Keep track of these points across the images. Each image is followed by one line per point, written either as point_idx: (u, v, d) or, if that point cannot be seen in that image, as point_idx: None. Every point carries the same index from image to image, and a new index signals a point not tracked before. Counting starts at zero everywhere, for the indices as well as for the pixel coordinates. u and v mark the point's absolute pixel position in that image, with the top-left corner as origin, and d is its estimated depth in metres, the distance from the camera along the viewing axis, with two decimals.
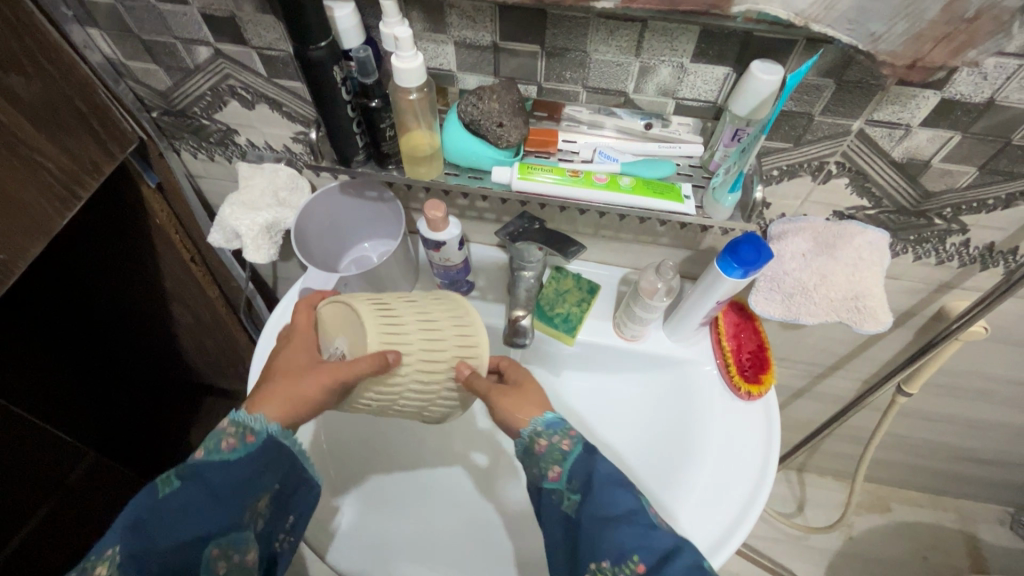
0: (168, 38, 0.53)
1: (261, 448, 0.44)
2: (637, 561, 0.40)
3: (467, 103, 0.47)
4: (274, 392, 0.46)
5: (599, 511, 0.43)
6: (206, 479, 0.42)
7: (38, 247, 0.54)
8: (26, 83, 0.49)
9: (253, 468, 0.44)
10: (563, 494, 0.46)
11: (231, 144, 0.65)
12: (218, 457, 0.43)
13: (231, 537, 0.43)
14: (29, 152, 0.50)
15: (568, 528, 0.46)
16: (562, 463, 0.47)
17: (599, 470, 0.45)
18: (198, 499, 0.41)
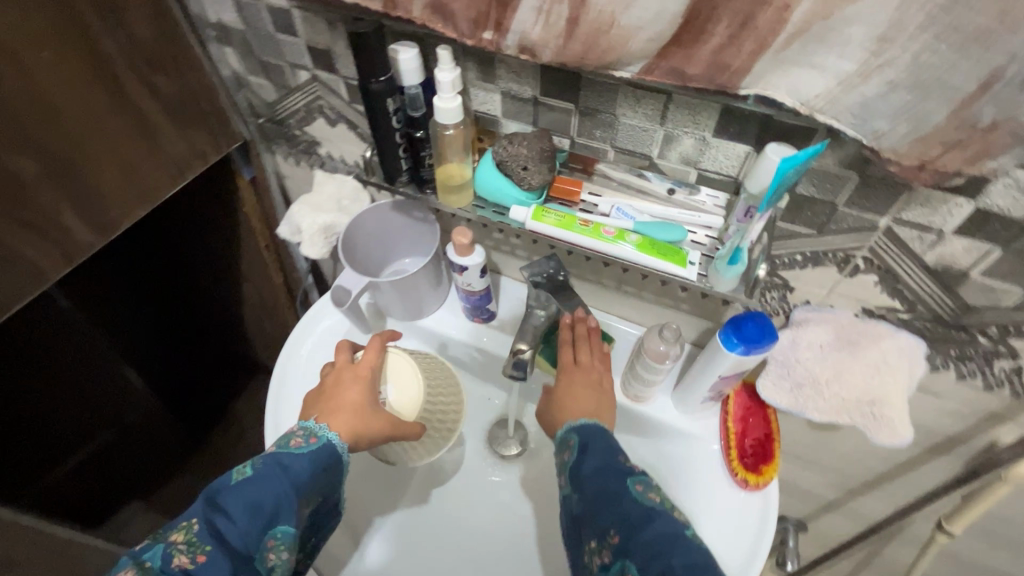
0: (280, 61, 0.64)
1: (318, 451, 0.48)
2: (614, 535, 0.43)
3: (500, 145, 0.53)
4: (341, 415, 0.51)
5: (589, 502, 0.46)
6: (276, 473, 0.45)
7: (143, 210, 0.66)
8: (167, 82, 0.62)
9: (317, 467, 0.47)
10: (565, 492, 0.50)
11: (314, 154, 0.76)
12: (290, 454, 0.47)
13: (289, 529, 0.45)
14: (154, 133, 0.63)
15: (570, 521, 0.49)
16: (564, 470, 0.51)
17: (587, 464, 0.48)
18: (268, 482, 0.45)
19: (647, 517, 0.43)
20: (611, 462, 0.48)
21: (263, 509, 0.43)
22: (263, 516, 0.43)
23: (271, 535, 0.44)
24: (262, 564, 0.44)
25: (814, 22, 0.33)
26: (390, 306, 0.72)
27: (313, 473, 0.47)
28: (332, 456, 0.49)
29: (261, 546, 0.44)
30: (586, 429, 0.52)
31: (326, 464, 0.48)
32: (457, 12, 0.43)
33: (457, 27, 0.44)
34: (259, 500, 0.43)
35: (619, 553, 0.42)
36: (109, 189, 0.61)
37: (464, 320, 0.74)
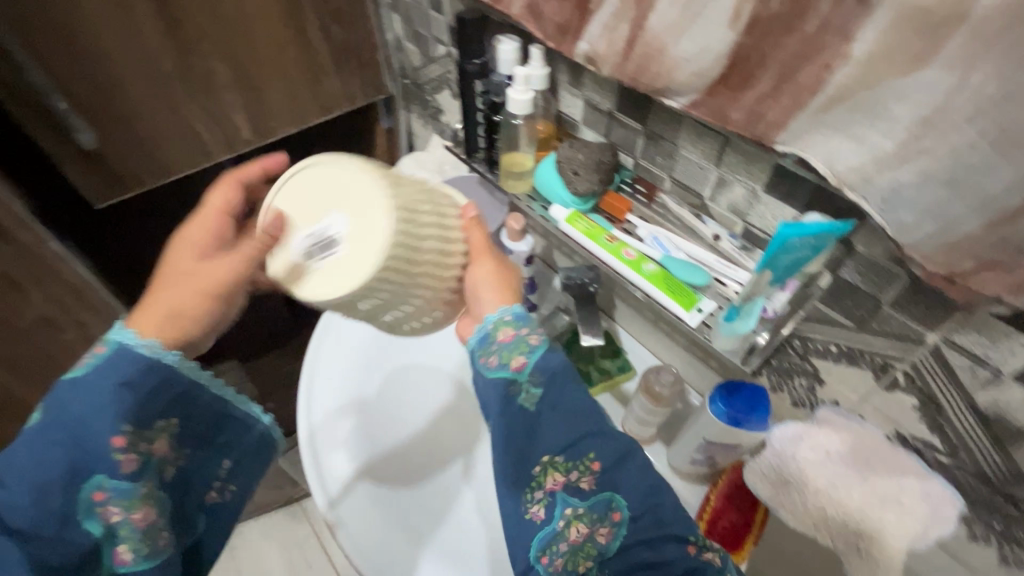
0: (428, 34, 0.75)
1: (116, 356, 0.39)
2: (593, 457, 0.43)
3: (563, 147, 0.56)
4: (154, 308, 0.42)
5: (564, 404, 0.43)
6: (62, 418, 0.38)
7: (292, 128, 0.81)
8: (339, 31, 0.76)
9: (119, 380, 0.39)
10: (521, 387, 0.43)
11: (437, 120, 0.86)
12: (78, 381, 0.39)
13: (117, 479, 0.38)
14: (317, 68, 0.77)
15: (521, 426, 0.43)
16: (529, 355, 0.43)
17: (562, 375, 0.44)
18: (58, 432, 0.38)
19: (626, 450, 0.43)
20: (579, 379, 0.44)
21: (53, 466, 0.37)
22: (64, 470, 0.38)
23: (95, 483, 0.38)
24: (100, 519, 0.39)
25: (854, 90, 0.31)
26: None
27: (120, 394, 0.39)
28: (136, 358, 0.40)
29: (88, 497, 0.38)
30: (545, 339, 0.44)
31: (131, 372, 0.39)
32: (546, 16, 0.47)
33: (544, 28, 0.48)
34: (44, 458, 0.38)
35: (602, 480, 0.42)
36: (272, 103, 0.76)
37: None
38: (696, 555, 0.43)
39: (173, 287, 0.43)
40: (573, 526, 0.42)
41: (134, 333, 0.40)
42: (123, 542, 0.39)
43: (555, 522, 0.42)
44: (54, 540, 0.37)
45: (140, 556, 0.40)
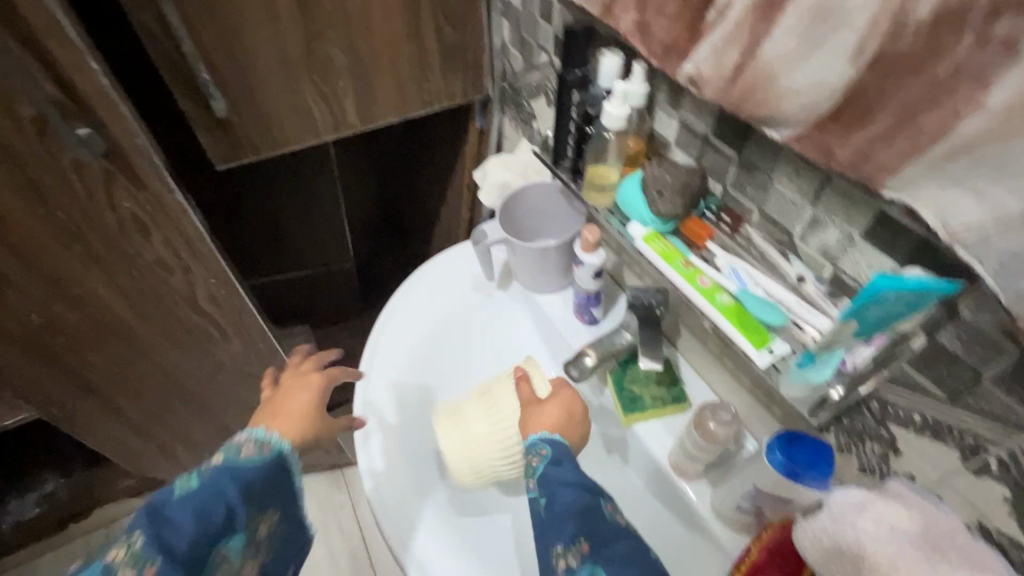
0: (533, 42, 0.77)
1: (263, 459, 0.53)
2: (583, 541, 0.47)
3: (651, 166, 0.55)
4: (285, 421, 0.56)
5: (561, 504, 0.49)
6: (222, 480, 0.49)
7: (393, 117, 0.86)
8: (450, 31, 0.79)
9: (250, 481, 0.51)
10: (531, 488, 0.53)
11: (529, 125, 0.88)
12: (237, 460, 0.51)
13: (234, 541, 0.50)
14: (425, 64, 0.81)
15: (537, 520, 0.51)
16: (530, 476, 0.53)
17: (556, 475, 0.51)
18: (199, 498, 0.48)
19: (612, 536, 0.48)
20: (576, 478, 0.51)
21: (211, 517, 0.48)
22: (207, 526, 0.47)
23: (223, 544, 0.49)
24: (212, 568, 0.49)
25: (984, 141, 0.29)
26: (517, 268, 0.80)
27: (247, 482, 0.51)
28: (279, 465, 0.54)
29: (213, 551, 0.48)
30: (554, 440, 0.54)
31: (256, 475, 0.52)
32: (654, 35, 0.47)
33: (651, 47, 0.48)
34: (205, 510, 0.47)
35: (587, 560, 0.47)
36: (380, 92, 0.81)
37: (569, 314, 0.78)
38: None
39: (297, 400, 0.59)
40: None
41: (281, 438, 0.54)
42: None
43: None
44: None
45: None
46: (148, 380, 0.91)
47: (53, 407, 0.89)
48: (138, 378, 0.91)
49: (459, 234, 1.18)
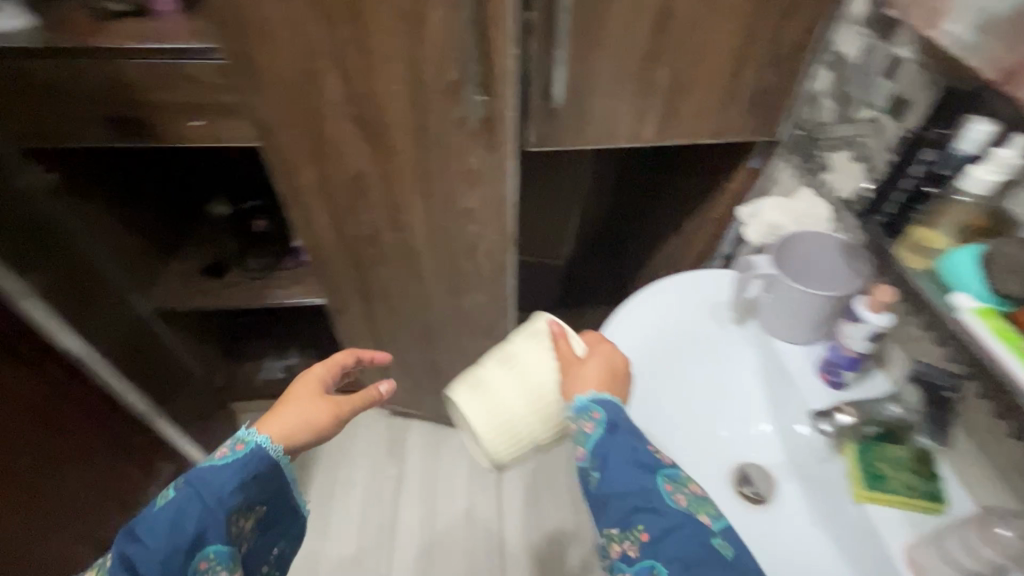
0: (860, 96, 0.78)
1: (249, 456, 0.62)
2: (642, 529, 0.51)
3: (1001, 241, 0.52)
4: (274, 424, 0.66)
5: (620, 484, 0.53)
6: (197, 490, 0.59)
7: (681, 139, 0.92)
8: (771, 73, 0.83)
9: (247, 474, 0.61)
10: (588, 473, 0.56)
11: (813, 175, 0.88)
12: (214, 465, 0.61)
13: (220, 548, 0.58)
14: (733, 97, 0.86)
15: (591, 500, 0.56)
16: (581, 443, 0.56)
17: (612, 455, 0.54)
18: (183, 503, 0.58)
19: (676, 522, 0.50)
20: (631, 460, 0.54)
21: (184, 527, 0.57)
22: (185, 533, 0.57)
23: (206, 552, 0.58)
24: None
25: None
26: (767, 311, 0.80)
27: (236, 480, 0.60)
28: (262, 458, 0.63)
29: (195, 566, 0.57)
30: (608, 406, 0.57)
31: (246, 466, 0.61)
32: None
33: None
34: (181, 528, 0.57)
35: (646, 550, 0.50)
36: (681, 114, 0.88)
37: (814, 372, 0.78)
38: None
39: (293, 413, 0.68)
40: None
41: (263, 438, 0.64)
42: None
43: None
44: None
45: None
46: (405, 304, 1.10)
47: (336, 302, 1.12)
48: (400, 301, 1.10)
49: (686, 259, 1.22)
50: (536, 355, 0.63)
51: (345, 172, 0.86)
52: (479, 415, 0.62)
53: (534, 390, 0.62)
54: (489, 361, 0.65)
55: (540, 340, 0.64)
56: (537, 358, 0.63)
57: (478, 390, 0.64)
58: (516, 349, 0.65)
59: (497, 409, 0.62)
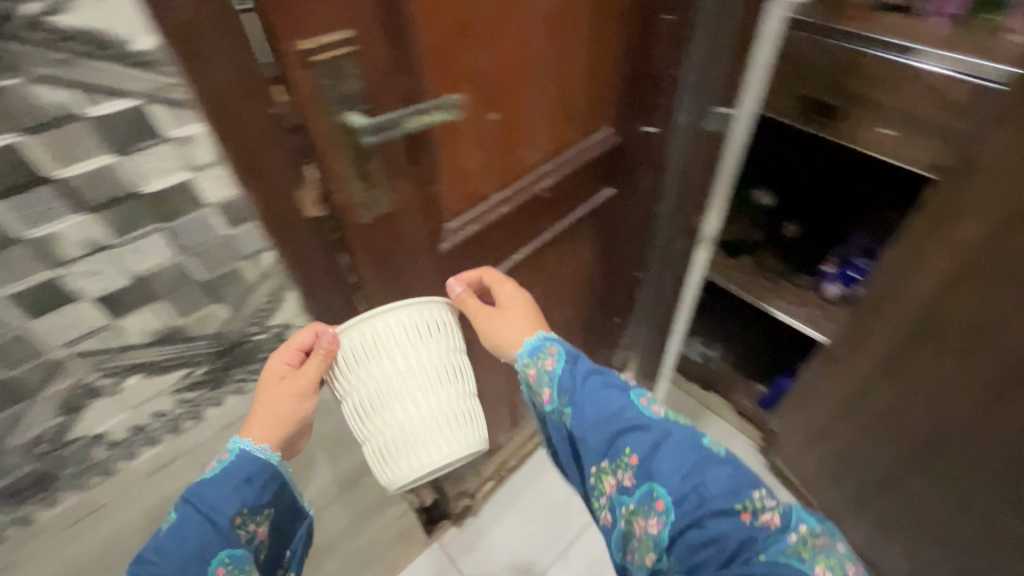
0: None
1: (234, 463, 0.51)
2: (631, 453, 0.53)
3: None
4: (256, 423, 0.54)
5: (596, 411, 0.56)
6: (197, 505, 0.49)
7: None
8: None
9: (239, 478, 0.51)
10: (558, 408, 0.59)
11: None
12: (207, 479, 0.51)
13: (238, 552, 0.49)
14: None
15: (570, 435, 0.59)
16: (548, 382, 0.60)
17: (583, 388, 0.58)
18: (191, 520, 0.48)
19: (657, 433, 0.54)
20: (603, 386, 0.57)
21: (190, 543, 0.47)
22: (189, 555, 0.47)
23: (221, 560, 0.48)
24: None
25: None
26: None
27: (234, 484, 0.51)
28: (253, 458, 0.52)
29: None
30: (563, 347, 0.61)
31: (254, 467, 0.52)
32: None
33: None
34: (182, 540, 0.47)
35: (640, 476, 0.53)
36: None
37: None
38: (750, 523, 0.49)
39: (272, 409, 0.54)
40: (634, 518, 0.53)
41: (248, 444, 0.53)
42: None
43: (622, 519, 0.55)
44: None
45: None
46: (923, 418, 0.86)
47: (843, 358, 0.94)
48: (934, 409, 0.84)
49: None
50: (412, 371, 0.56)
51: (1015, 257, 0.65)
52: (437, 441, 0.56)
53: (439, 378, 0.57)
54: (349, 379, 0.56)
55: (420, 330, 0.56)
56: (425, 348, 0.56)
57: (410, 440, 0.56)
58: (375, 369, 0.55)
59: (404, 439, 0.56)
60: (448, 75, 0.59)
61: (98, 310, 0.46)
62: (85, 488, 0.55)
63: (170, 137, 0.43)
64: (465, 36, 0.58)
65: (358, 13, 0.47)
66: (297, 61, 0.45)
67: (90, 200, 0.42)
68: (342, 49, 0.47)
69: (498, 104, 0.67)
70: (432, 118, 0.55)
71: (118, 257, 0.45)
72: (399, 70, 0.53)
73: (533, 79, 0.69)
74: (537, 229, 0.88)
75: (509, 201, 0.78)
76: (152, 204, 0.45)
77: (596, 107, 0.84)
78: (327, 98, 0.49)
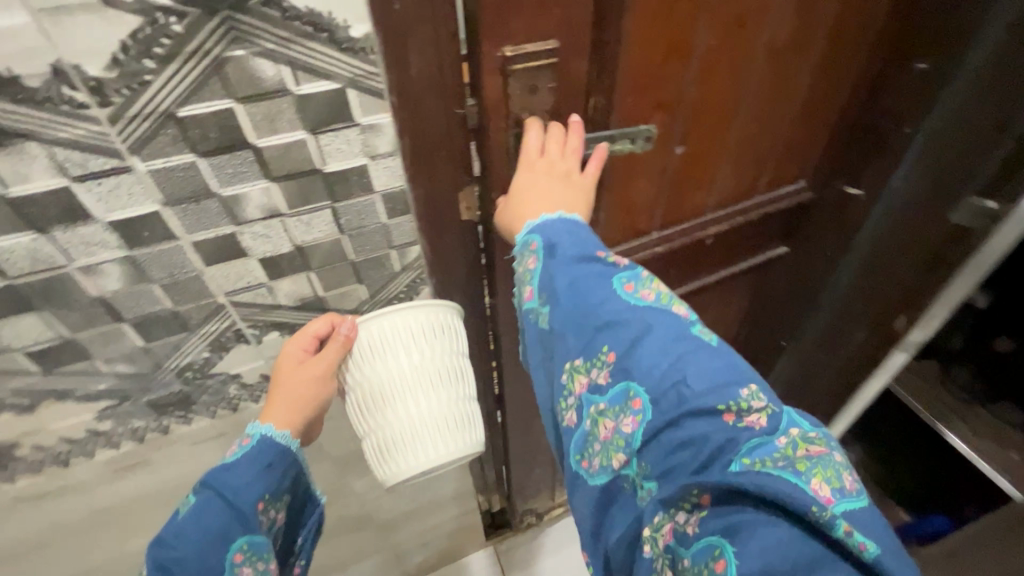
0: None
1: (256, 450, 0.51)
2: (608, 351, 0.41)
3: None
4: (275, 409, 0.52)
5: (572, 307, 0.43)
6: (220, 489, 0.49)
7: None
8: None
9: (261, 464, 0.51)
10: (539, 311, 0.46)
11: None
12: (228, 464, 0.50)
13: (256, 540, 0.50)
14: None
15: (547, 339, 0.45)
16: (526, 279, 0.46)
17: (565, 279, 0.44)
18: (213, 505, 0.48)
19: (641, 330, 0.41)
20: (586, 270, 0.44)
21: (212, 526, 0.48)
22: (211, 537, 0.47)
23: (239, 546, 0.49)
24: None
25: None
26: None
27: (256, 470, 0.50)
28: (272, 444, 0.51)
29: (234, 568, 0.48)
30: (547, 230, 0.46)
31: (274, 455, 0.52)
32: None
33: None
34: (204, 524, 0.48)
35: (618, 374, 0.40)
36: None
37: None
38: (733, 428, 0.37)
39: (288, 393, 0.51)
40: (603, 427, 0.41)
41: (268, 431, 0.52)
42: None
43: (586, 421, 0.42)
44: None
45: None
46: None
47: None
48: None
49: None
50: (418, 368, 0.51)
51: None
52: (433, 443, 0.52)
53: (441, 378, 0.52)
54: (353, 372, 0.52)
55: (428, 333, 0.52)
56: (431, 349, 0.52)
57: (410, 439, 0.52)
58: (379, 370, 0.51)
59: (405, 437, 0.52)
60: (642, 101, 0.53)
61: (259, 269, 0.49)
62: (214, 417, 0.60)
63: (359, 123, 0.43)
64: (674, 61, 0.51)
65: (567, 25, 0.44)
66: (494, 67, 0.44)
67: (277, 171, 0.43)
68: (543, 59, 0.45)
69: (687, 139, 0.60)
70: (624, 147, 0.55)
71: (287, 226, 0.47)
72: (587, 88, 0.50)
73: (734, 116, 0.61)
74: (688, 275, 0.79)
75: (668, 241, 0.70)
76: (328, 183, 0.46)
77: (797, 158, 0.72)
78: (513, 105, 0.48)
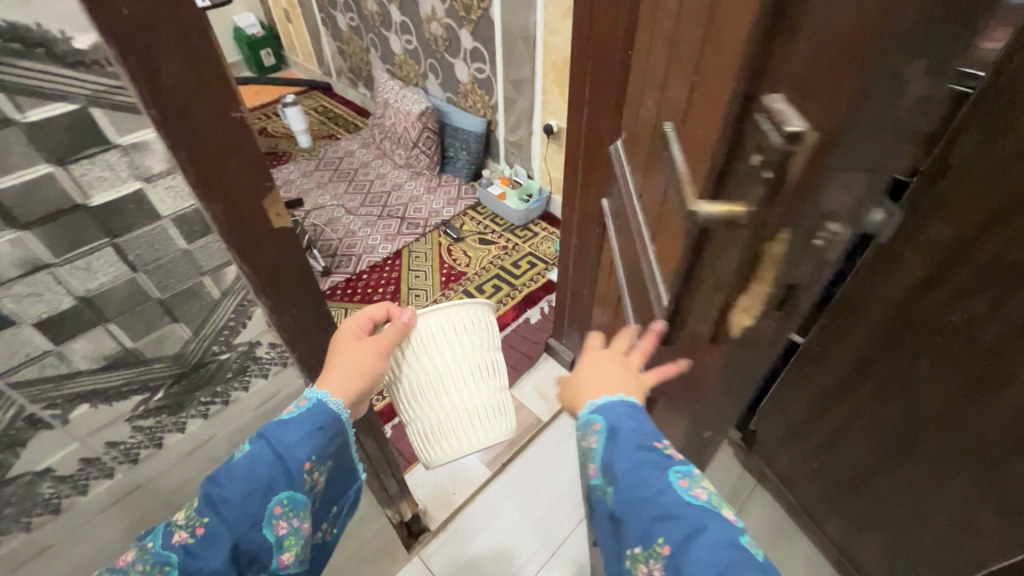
0: None
1: (311, 412, 0.54)
2: (663, 543, 0.44)
3: None
4: (328, 379, 0.57)
5: (632, 490, 0.47)
6: (272, 446, 0.52)
7: None
8: None
9: (312, 426, 0.54)
10: (602, 486, 0.52)
11: None
12: (283, 420, 0.54)
13: (296, 497, 0.53)
14: None
15: (611, 517, 0.51)
16: (589, 456, 0.53)
17: (624, 470, 0.49)
18: (263, 462, 0.51)
19: (699, 529, 0.43)
20: (641, 455, 0.49)
21: (257, 474, 0.51)
22: (259, 487, 0.51)
23: (281, 499, 0.52)
24: (273, 530, 0.52)
25: None
26: None
27: (308, 430, 0.53)
28: (325, 412, 0.54)
29: (271, 517, 0.52)
30: (610, 413, 0.53)
31: (326, 421, 0.54)
32: None
33: None
34: (253, 473, 0.51)
35: (670, 565, 0.44)
36: None
37: None
38: None
39: (342, 362, 0.57)
40: None
41: (323, 397, 0.55)
42: (285, 553, 0.54)
43: None
44: (251, 535, 0.51)
45: (288, 559, 0.54)
46: (893, 424, 0.84)
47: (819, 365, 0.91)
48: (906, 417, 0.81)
49: None
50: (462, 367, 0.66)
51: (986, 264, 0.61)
52: (469, 424, 0.69)
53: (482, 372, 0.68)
54: (415, 370, 0.65)
55: (471, 338, 0.66)
56: (473, 351, 0.67)
57: (448, 422, 0.68)
58: (433, 370, 0.65)
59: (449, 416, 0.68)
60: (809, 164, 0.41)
61: (39, 335, 0.42)
62: (30, 529, 0.51)
63: (117, 144, 0.39)
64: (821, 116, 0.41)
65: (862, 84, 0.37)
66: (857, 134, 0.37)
67: (24, 216, 0.38)
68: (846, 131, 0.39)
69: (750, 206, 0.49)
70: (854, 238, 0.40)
71: (60, 276, 0.41)
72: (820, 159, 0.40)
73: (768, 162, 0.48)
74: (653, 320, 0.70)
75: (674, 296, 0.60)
76: (99, 219, 0.41)
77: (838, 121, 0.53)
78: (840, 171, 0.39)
